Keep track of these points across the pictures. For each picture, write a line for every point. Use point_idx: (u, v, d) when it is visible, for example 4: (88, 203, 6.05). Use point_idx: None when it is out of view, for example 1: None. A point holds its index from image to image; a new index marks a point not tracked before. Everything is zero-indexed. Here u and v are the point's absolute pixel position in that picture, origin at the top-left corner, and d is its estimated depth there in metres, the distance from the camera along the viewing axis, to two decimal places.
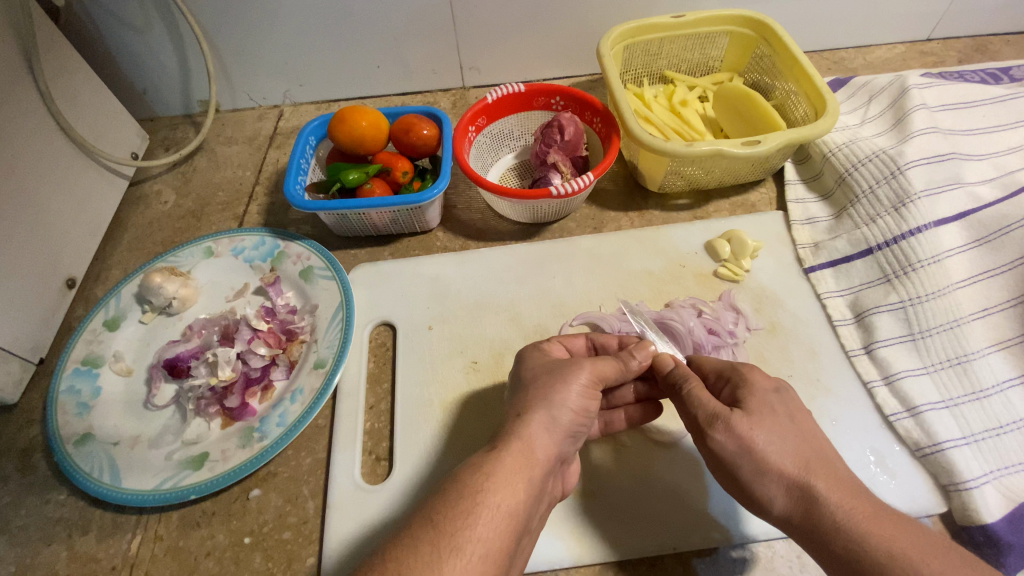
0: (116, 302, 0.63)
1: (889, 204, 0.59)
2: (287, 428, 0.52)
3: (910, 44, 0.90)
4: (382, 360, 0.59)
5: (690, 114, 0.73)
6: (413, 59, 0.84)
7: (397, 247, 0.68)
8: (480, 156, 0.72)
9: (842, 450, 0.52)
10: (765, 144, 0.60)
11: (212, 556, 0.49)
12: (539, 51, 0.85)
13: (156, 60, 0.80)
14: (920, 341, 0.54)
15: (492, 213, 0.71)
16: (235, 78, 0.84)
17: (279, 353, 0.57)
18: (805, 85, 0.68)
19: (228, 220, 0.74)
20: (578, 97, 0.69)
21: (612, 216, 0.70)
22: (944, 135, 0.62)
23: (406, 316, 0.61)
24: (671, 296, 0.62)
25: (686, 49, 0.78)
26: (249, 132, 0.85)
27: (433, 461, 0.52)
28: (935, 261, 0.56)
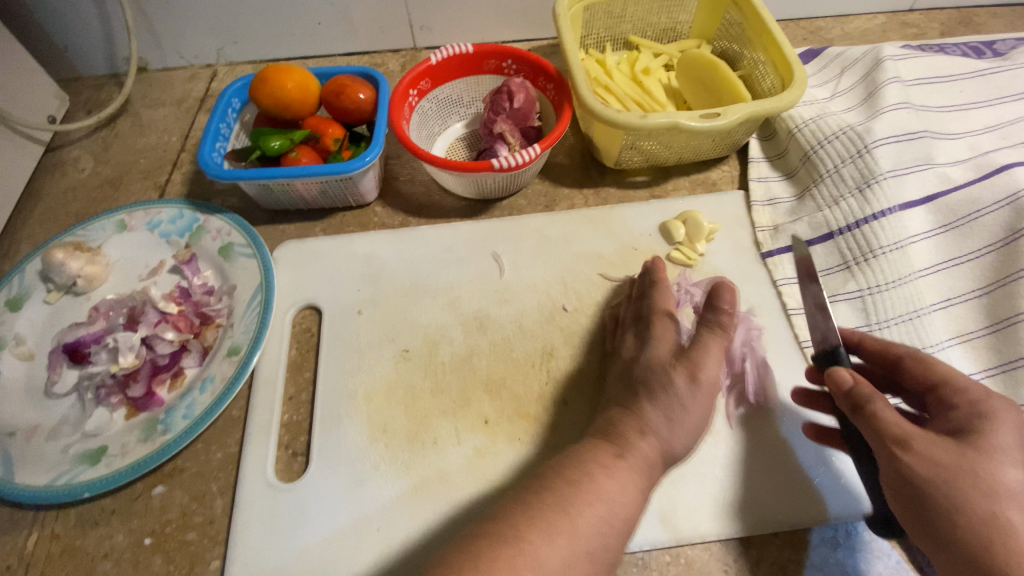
0: (18, 281, 0.57)
1: (854, 184, 0.56)
2: (192, 421, 0.48)
3: (891, 14, 0.84)
4: (305, 346, 0.55)
5: (652, 84, 0.68)
6: (357, 15, 0.77)
7: (331, 223, 0.63)
8: (424, 124, 0.67)
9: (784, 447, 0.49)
10: (725, 118, 0.55)
11: (111, 557, 0.46)
12: (496, 11, 0.78)
13: (68, 11, 0.72)
14: (877, 333, 0.51)
15: (437, 187, 0.66)
16: (162, 34, 0.77)
17: (190, 339, 0.53)
18: (774, 54, 0.63)
19: (149, 190, 0.68)
20: (530, 62, 0.64)
21: (565, 194, 0.65)
22: (916, 112, 0.58)
23: (334, 299, 0.57)
24: (621, 280, 0.58)
25: (652, 12, 0.72)
26: (180, 94, 0.78)
27: (353, 457, 0.48)
28: (897, 247, 0.53)
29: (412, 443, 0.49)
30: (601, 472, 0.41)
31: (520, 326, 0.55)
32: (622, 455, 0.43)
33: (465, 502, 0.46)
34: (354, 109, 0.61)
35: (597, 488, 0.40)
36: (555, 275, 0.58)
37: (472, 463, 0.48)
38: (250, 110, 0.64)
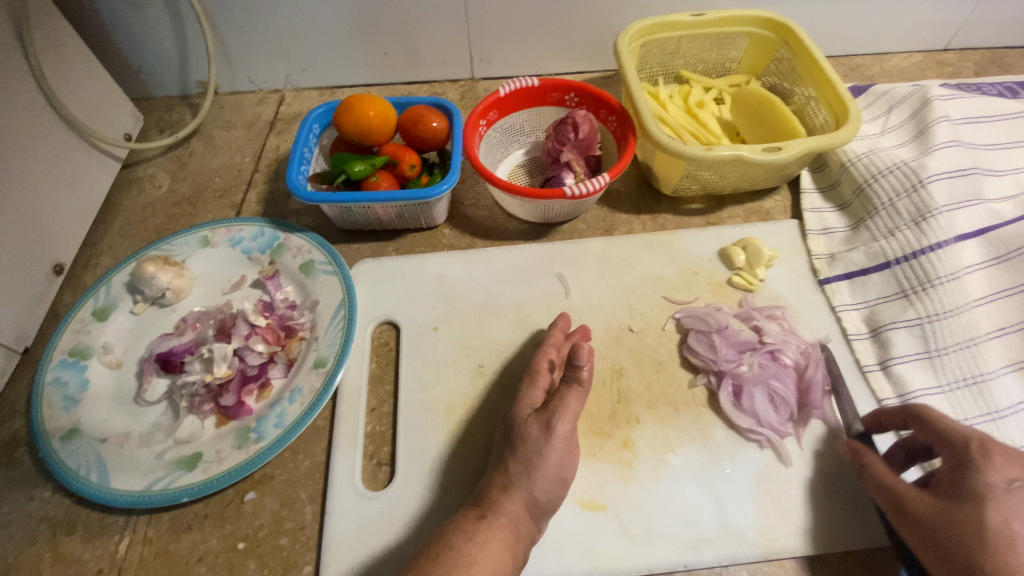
0: (107, 291, 0.60)
1: (909, 217, 0.58)
2: (285, 430, 0.50)
3: (927, 53, 0.88)
4: (385, 360, 0.57)
5: (707, 117, 0.71)
6: (422, 46, 0.81)
7: (402, 243, 0.66)
8: (490, 151, 0.70)
9: (855, 469, 0.50)
10: (787, 151, 0.58)
11: (205, 561, 0.47)
12: (552, 45, 0.83)
13: (153, 38, 0.76)
14: (936, 360, 0.53)
15: (501, 211, 0.69)
16: (237, 61, 0.81)
17: (278, 351, 0.55)
18: (827, 91, 0.66)
19: (226, 208, 0.72)
20: (593, 94, 0.67)
21: (624, 219, 0.68)
22: (967, 149, 0.61)
23: (411, 316, 0.59)
24: (684, 303, 0.60)
25: (705, 49, 0.76)
26: (249, 116, 0.82)
27: (437, 468, 0.50)
28: (954, 278, 0.55)
29: None
30: (465, 550, 0.41)
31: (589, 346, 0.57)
32: (491, 524, 0.43)
33: None
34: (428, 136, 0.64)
35: (480, 568, 0.40)
36: (621, 297, 0.61)
37: None
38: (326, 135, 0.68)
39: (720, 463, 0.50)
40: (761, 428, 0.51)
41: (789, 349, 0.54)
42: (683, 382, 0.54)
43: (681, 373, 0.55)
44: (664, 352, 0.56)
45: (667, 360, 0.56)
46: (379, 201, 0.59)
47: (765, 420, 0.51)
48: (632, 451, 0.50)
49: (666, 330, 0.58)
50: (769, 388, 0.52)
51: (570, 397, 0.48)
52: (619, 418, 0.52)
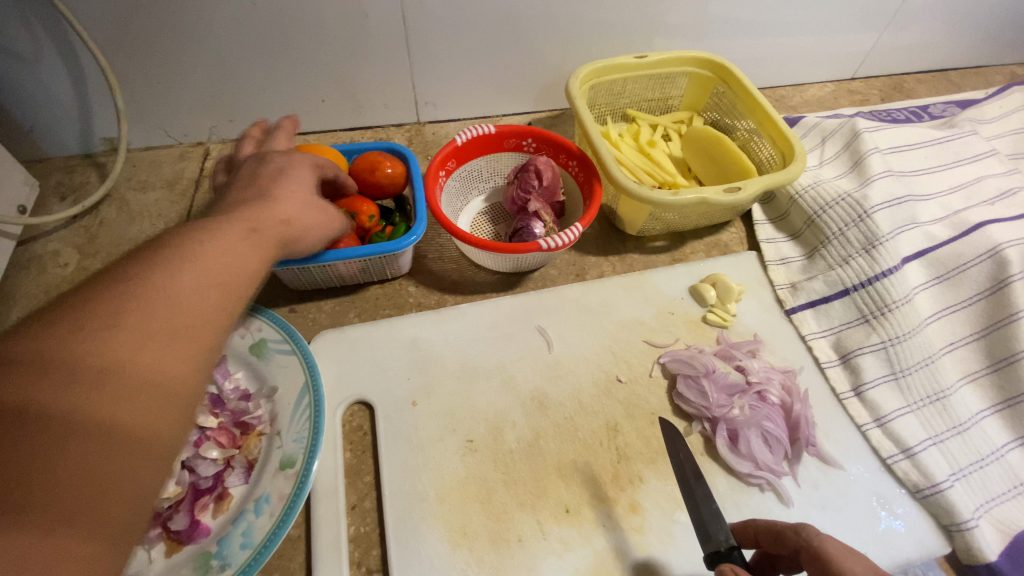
0: None
1: (859, 245, 0.62)
2: (253, 552, 0.43)
3: (839, 81, 0.97)
4: (361, 447, 0.52)
5: (660, 155, 0.73)
6: (363, 91, 0.77)
7: (364, 308, 0.61)
8: (450, 202, 0.67)
9: (851, 500, 0.51)
10: (746, 191, 0.60)
11: None
12: (498, 86, 0.82)
13: (47, 95, 0.66)
14: (902, 380, 0.56)
15: (467, 262, 0.66)
16: (151, 113, 0.73)
17: (234, 454, 0.48)
18: (769, 128, 0.69)
19: None
20: (552, 140, 0.66)
21: (593, 262, 0.67)
22: (898, 177, 0.65)
23: (385, 391, 0.54)
24: (665, 345, 0.59)
25: (649, 88, 0.78)
26: (170, 175, 0.74)
27: (435, 568, 0.45)
28: (907, 300, 0.58)
29: (496, 542, 0.47)
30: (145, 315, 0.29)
31: (579, 403, 0.55)
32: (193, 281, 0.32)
33: None
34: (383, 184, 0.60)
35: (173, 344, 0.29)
36: (603, 346, 0.59)
37: (561, 557, 0.46)
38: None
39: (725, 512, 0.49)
40: (760, 471, 0.51)
41: (773, 387, 0.55)
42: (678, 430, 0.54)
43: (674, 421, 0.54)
44: (655, 401, 0.55)
45: (660, 409, 0.55)
46: (339, 259, 0.53)
47: (763, 463, 0.51)
48: (640, 514, 0.49)
49: (653, 377, 0.57)
50: (763, 429, 0.52)
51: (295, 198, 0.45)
52: (622, 480, 0.50)
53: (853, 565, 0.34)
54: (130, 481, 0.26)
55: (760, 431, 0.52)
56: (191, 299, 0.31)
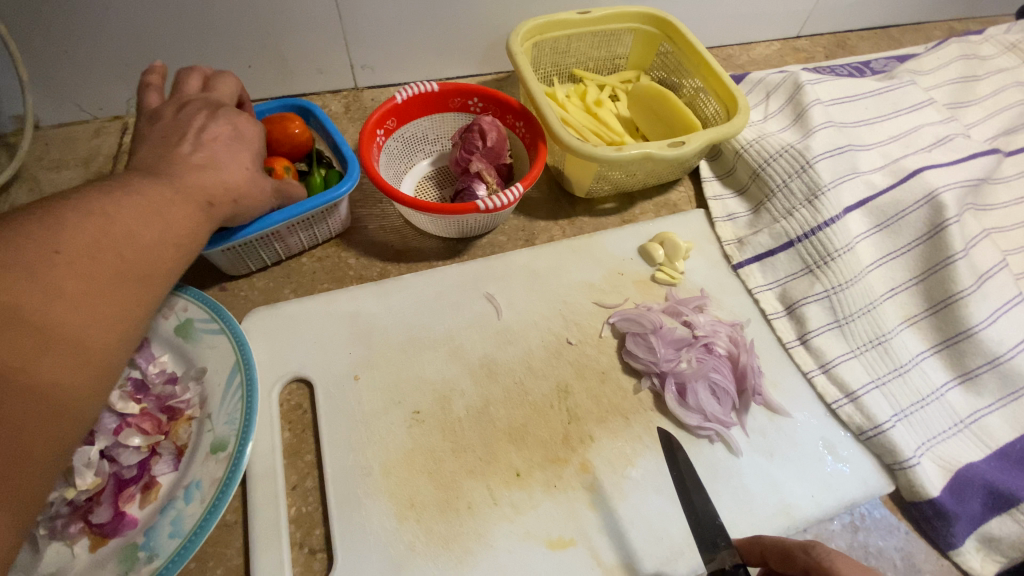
0: None
1: (803, 197, 0.62)
2: (183, 540, 0.41)
3: (784, 40, 0.96)
4: (300, 425, 0.49)
5: (606, 114, 0.71)
6: (294, 57, 0.72)
7: (301, 283, 0.58)
8: (391, 164, 0.64)
9: (799, 446, 0.51)
10: (690, 145, 0.59)
11: None
12: (439, 49, 0.78)
13: None
14: (845, 327, 0.57)
15: (411, 230, 0.63)
16: (57, 86, 0.66)
17: (160, 440, 0.45)
18: (714, 83, 0.68)
19: None
20: (498, 99, 0.64)
21: (542, 226, 0.65)
22: (839, 128, 0.66)
23: (325, 367, 0.52)
24: (615, 306, 0.59)
25: (593, 47, 0.76)
26: (85, 153, 0.68)
27: (380, 542, 0.44)
28: (849, 249, 0.59)
29: (446, 512, 0.45)
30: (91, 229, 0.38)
31: (529, 367, 0.54)
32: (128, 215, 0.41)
33: (515, 564, 0.44)
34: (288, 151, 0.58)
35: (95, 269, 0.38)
36: (552, 310, 0.58)
37: (513, 521, 0.45)
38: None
39: None
40: (709, 422, 0.51)
41: (720, 340, 0.55)
42: (628, 388, 0.53)
43: (624, 379, 0.54)
44: (605, 360, 0.55)
45: (610, 368, 0.54)
46: (281, 224, 0.52)
47: (712, 415, 0.51)
48: (593, 473, 0.48)
49: (603, 338, 0.56)
50: (710, 381, 0.52)
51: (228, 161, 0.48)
52: (573, 440, 0.50)
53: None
54: (53, 422, 0.33)
55: (709, 385, 0.52)
56: (124, 234, 0.40)
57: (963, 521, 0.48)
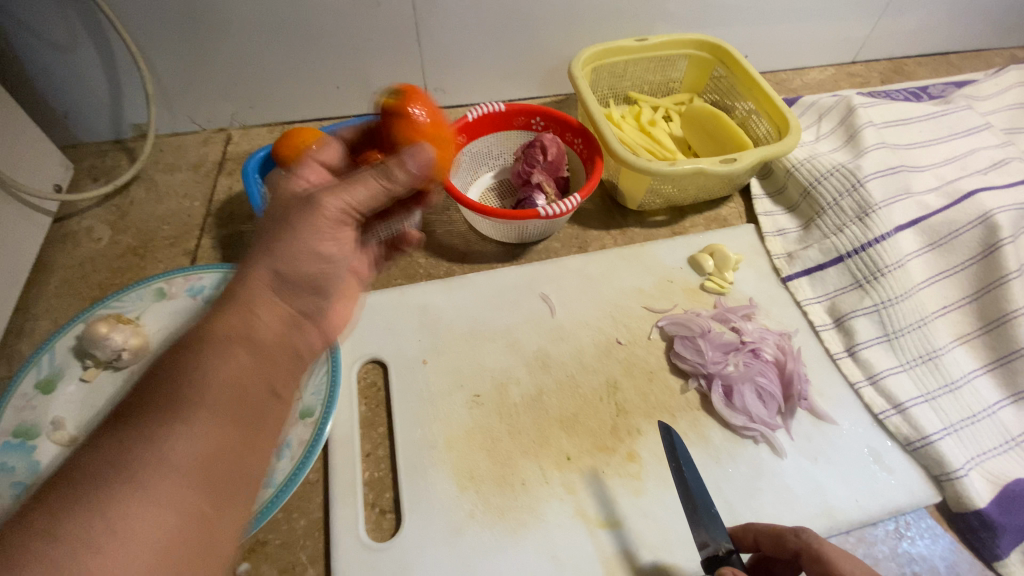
0: (50, 359, 0.54)
1: (853, 214, 0.64)
2: (276, 490, 0.46)
3: (839, 66, 0.98)
4: (375, 401, 0.55)
5: (660, 134, 0.75)
6: (376, 78, 0.81)
7: (377, 277, 0.64)
8: (459, 175, 0.71)
9: (844, 452, 0.53)
10: (741, 162, 0.62)
11: None
12: (504, 73, 0.85)
13: (79, 81, 0.71)
14: (895, 341, 0.58)
15: (474, 235, 0.69)
16: (176, 101, 0.77)
17: None
18: (766, 106, 0.72)
19: (179, 256, 0.67)
20: (558, 118, 0.70)
21: (595, 236, 0.70)
22: (892, 150, 0.67)
23: (397, 351, 0.57)
24: (664, 311, 0.62)
25: (649, 71, 0.81)
26: (194, 158, 0.78)
27: (442, 507, 0.48)
28: (899, 266, 0.60)
29: (501, 486, 0.49)
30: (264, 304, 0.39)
31: (580, 362, 0.58)
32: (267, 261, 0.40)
33: (564, 539, 0.47)
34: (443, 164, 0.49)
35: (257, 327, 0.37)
36: (604, 312, 0.62)
37: (563, 500, 0.49)
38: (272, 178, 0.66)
39: (721, 462, 0.52)
40: (754, 423, 0.53)
41: (767, 346, 0.57)
42: (675, 387, 0.56)
43: (671, 378, 0.57)
44: (654, 360, 0.58)
45: (658, 368, 0.57)
46: None
47: (757, 417, 0.53)
48: (639, 463, 0.51)
49: (652, 339, 0.60)
50: (756, 384, 0.54)
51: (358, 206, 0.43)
52: (621, 432, 0.53)
53: (850, 567, 0.35)
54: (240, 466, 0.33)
55: (756, 388, 0.54)
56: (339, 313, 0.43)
57: (1012, 535, 0.48)
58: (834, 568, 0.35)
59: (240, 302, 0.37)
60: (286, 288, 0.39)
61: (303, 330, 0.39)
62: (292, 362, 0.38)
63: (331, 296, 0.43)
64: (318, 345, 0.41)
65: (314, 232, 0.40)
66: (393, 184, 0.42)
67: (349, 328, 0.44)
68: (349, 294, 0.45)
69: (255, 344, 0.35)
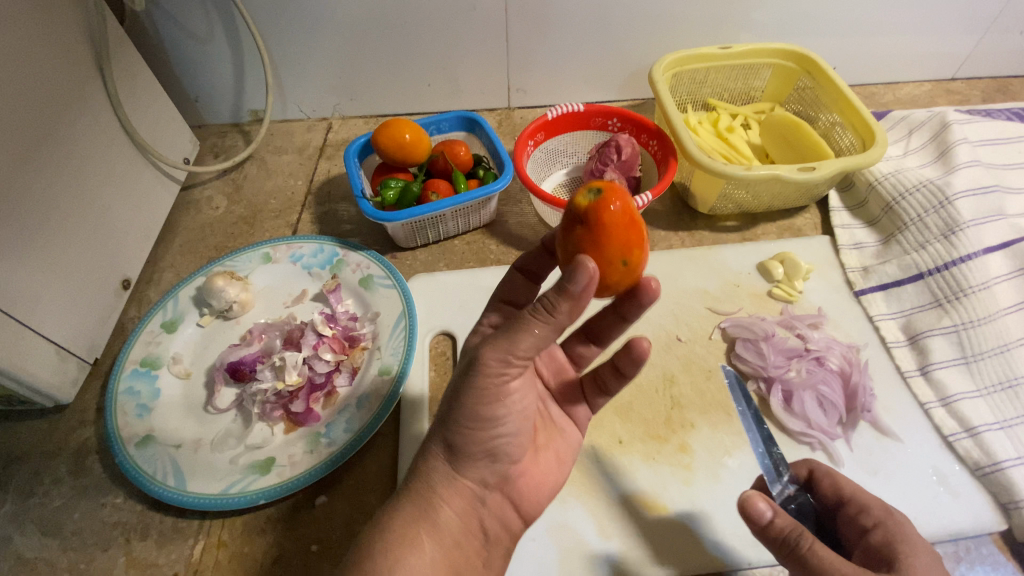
0: (174, 305, 0.63)
1: (938, 231, 0.62)
2: (356, 434, 0.52)
3: (936, 82, 0.94)
4: (443, 369, 0.60)
5: (737, 140, 0.76)
6: (464, 76, 0.86)
7: (452, 259, 0.70)
8: (535, 170, 0.75)
9: (905, 469, 0.52)
10: (820, 171, 0.62)
11: (279, 563, 0.48)
12: (585, 77, 0.88)
13: (213, 70, 0.81)
14: (973, 364, 0.55)
15: (544, 228, 0.73)
16: (289, 91, 0.86)
17: (343, 359, 0.58)
18: (852, 117, 0.71)
19: (281, 228, 0.75)
20: (635, 120, 0.72)
21: (662, 236, 0.71)
22: (987, 168, 0.65)
23: (466, 327, 0.62)
24: (728, 313, 0.63)
25: (731, 79, 0.81)
26: (299, 143, 0.87)
27: None
28: (985, 287, 0.58)
29: None
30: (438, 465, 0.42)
31: None
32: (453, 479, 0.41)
33: (611, 515, 0.49)
34: (638, 257, 0.36)
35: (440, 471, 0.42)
36: (666, 309, 0.63)
37: (612, 478, 0.51)
38: (367, 162, 0.73)
39: None
40: (812, 430, 0.53)
41: (833, 355, 0.56)
42: None
43: None
44: (712, 360, 0.59)
45: (716, 367, 0.58)
46: (449, 208, 0.64)
47: (816, 423, 0.53)
48: (690, 454, 0.53)
49: (712, 340, 0.61)
50: (818, 392, 0.54)
51: (525, 336, 0.36)
52: (674, 423, 0.55)
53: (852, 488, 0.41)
54: None
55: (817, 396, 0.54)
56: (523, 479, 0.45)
57: None
58: (835, 485, 0.42)
59: (418, 494, 0.41)
60: (464, 463, 0.41)
61: (488, 506, 0.42)
62: (479, 545, 0.42)
63: (515, 458, 0.44)
64: (507, 532, 0.44)
65: (494, 381, 0.38)
66: (554, 321, 0.35)
67: (544, 480, 0.46)
68: (538, 446, 0.47)
69: (433, 525, 0.40)
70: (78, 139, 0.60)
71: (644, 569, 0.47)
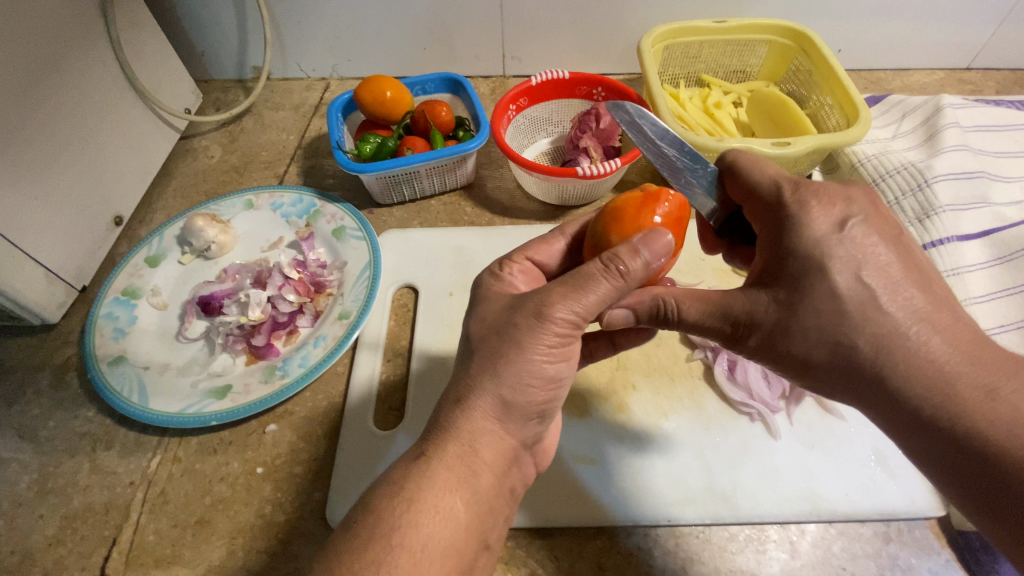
0: (158, 242, 0.66)
1: (913, 215, 0.60)
2: (308, 369, 0.55)
3: (949, 71, 0.90)
4: (403, 319, 0.62)
5: (723, 117, 0.75)
6: (458, 42, 0.87)
7: (426, 217, 0.71)
8: (516, 136, 0.75)
9: (844, 446, 0.51)
10: (795, 146, 0.61)
11: (226, 481, 0.52)
12: (579, 48, 0.88)
13: (217, 25, 0.84)
14: None
15: (521, 193, 0.74)
16: (290, 50, 0.88)
17: (307, 302, 0.60)
18: (841, 97, 0.69)
19: (269, 178, 0.78)
20: (618, 89, 0.71)
21: None
22: (975, 154, 0.62)
23: (429, 281, 0.64)
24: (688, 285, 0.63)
25: (725, 55, 0.80)
26: (296, 100, 0.89)
27: None
28: (954, 274, 0.57)
29: None
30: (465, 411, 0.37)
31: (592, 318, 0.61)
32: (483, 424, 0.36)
33: None
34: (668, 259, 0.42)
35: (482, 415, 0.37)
36: None
37: None
38: (352, 119, 0.75)
39: (710, 430, 0.52)
40: (752, 401, 0.53)
41: None
42: (681, 355, 0.57)
43: (679, 346, 0.58)
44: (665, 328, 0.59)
45: (667, 335, 0.59)
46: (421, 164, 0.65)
47: (758, 395, 0.53)
48: (627, 414, 0.54)
49: None
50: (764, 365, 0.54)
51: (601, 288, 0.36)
52: (616, 384, 0.55)
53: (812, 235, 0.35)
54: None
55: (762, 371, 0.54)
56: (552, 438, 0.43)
57: None
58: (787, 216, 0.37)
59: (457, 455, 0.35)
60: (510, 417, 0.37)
61: (519, 468, 0.39)
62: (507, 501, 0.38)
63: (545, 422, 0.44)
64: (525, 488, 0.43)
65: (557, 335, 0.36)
66: (625, 281, 0.37)
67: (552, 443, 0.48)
68: None
69: (474, 493, 0.35)
70: (77, 79, 0.63)
71: (566, 516, 0.48)
